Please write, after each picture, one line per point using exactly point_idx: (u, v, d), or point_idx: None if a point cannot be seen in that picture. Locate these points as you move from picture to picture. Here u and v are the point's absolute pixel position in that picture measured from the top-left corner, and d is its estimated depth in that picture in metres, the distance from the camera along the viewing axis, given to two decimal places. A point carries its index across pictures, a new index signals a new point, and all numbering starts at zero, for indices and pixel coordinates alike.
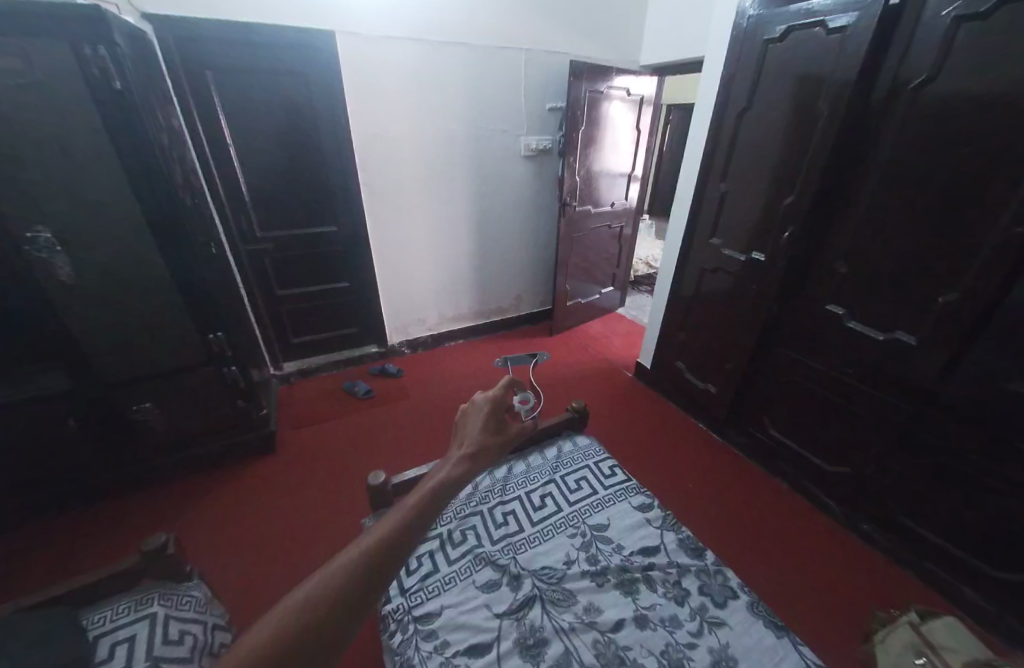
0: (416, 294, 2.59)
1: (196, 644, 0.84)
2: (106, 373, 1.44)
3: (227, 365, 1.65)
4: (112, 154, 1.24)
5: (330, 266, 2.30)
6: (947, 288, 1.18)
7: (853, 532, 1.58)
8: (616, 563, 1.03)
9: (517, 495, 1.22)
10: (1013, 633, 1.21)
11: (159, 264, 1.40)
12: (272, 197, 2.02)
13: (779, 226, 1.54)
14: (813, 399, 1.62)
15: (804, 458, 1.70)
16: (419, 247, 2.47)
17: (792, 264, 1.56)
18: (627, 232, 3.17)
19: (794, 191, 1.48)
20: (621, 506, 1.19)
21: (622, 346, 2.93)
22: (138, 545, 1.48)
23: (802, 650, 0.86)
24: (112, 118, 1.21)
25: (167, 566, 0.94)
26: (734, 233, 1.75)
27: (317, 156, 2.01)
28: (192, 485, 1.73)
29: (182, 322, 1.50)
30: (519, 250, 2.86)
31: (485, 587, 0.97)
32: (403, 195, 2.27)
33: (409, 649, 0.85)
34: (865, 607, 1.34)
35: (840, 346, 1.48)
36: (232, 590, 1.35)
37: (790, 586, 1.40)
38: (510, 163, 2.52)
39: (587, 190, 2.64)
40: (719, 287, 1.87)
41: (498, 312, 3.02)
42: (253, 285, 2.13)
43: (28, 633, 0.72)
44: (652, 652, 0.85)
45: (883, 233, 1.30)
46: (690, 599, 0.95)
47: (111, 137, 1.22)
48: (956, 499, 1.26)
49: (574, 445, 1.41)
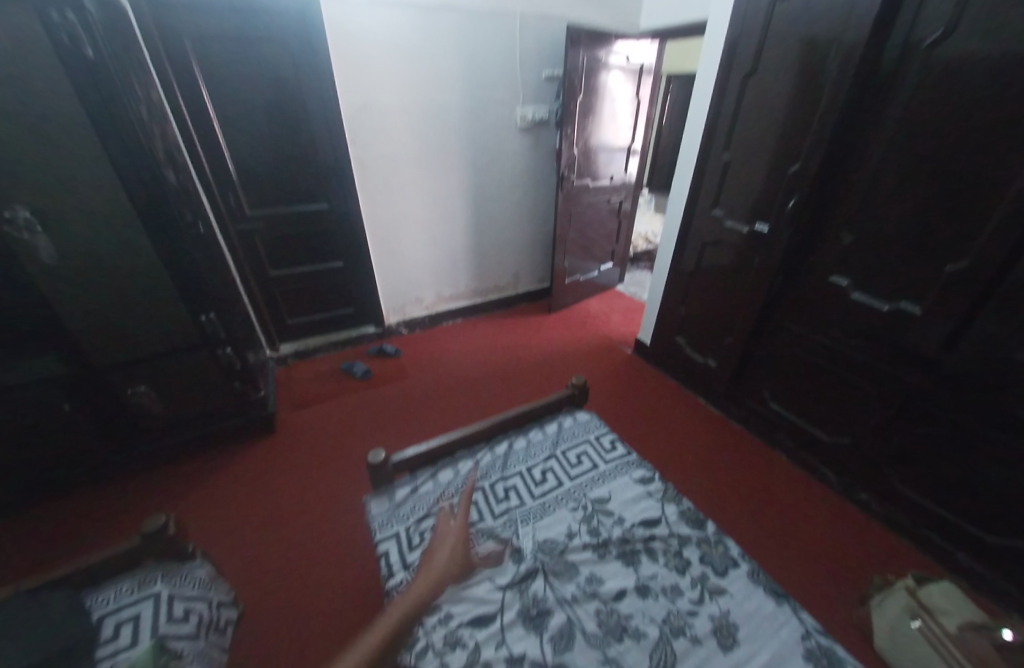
0: (411, 273, 2.55)
1: (201, 622, 0.88)
2: (98, 357, 1.42)
3: (221, 347, 1.63)
4: (89, 131, 1.18)
5: (324, 245, 2.24)
6: (955, 255, 1.15)
7: (851, 502, 1.60)
8: (618, 534, 1.03)
9: (518, 471, 1.22)
10: (1006, 596, 1.24)
11: (144, 244, 1.36)
12: (259, 174, 1.94)
13: (784, 195, 1.50)
14: (814, 371, 1.62)
15: (803, 430, 1.71)
16: (413, 224, 2.41)
17: (796, 235, 1.52)
18: (626, 207, 3.11)
19: (800, 158, 1.42)
20: (621, 479, 1.20)
21: (622, 323, 2.91)
22: (135, 528, 1.49)
23: (802, 615, 0.87)
24: (86, 91, 1.15)
25: (167, 547, 0.93)
26: (737, 203, 1.70)
27: (305, 130, 1.93)
28: (193, 468, 1.73)
29: (172, 304, 1.47)
30: (515, 227, 2.80)
31: (487, 560, 0.98)
32: (396, 171, 2.20)
33: (413, 621, 0.86)
34: (861, 574, 1.37)
35: (842, 317, 1.46)
36: (238, 568, 1.36)
37: (788, 554, 1.43)
38: (505, 136, 2.44)
39: (585, 163, 2.56)
40: (720, 260, 1.84)
41: (496, 290, 2.98)
42: (244, 265, 2.08)
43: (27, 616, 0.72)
44: (654, 620, 0.86)
45: (893, 200, 1.26)
46: (691, 569, 0.96)
47: (86, 112, 1.17)
48: (955, 467, 1.27)
49: (574, 421, 1.41)
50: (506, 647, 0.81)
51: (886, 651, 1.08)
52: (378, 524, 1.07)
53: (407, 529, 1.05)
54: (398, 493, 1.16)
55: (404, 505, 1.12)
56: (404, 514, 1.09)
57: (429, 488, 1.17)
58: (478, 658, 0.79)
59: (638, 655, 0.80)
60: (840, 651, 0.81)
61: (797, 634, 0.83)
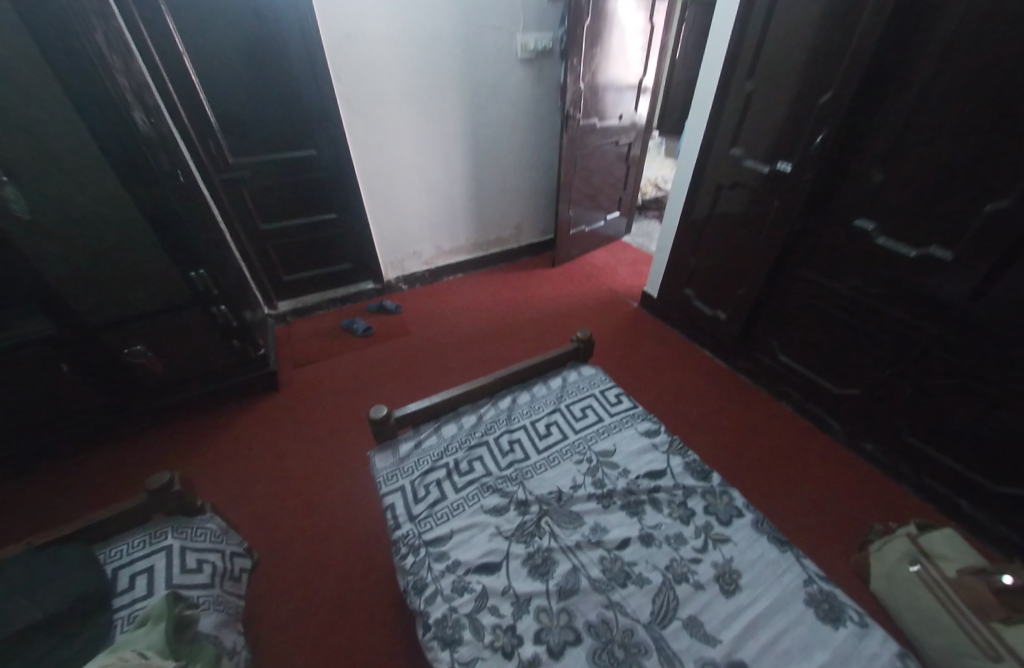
0: (408, 225, 2.44)
1: (214, 571, 0.91)
2: (89, 317, 1.38)
3: (215, 304, 1.58)
4: (46, 69, 1.06)
5: (315, 196, 2.12)
6: (997, 194, 1.05)
7: (855, 452, 1.61)
8: (622, 486, 1.03)
9: (522, 425, 1.21)
10: (1003, 541, 1.26)
11: (119, 196, 1.27)
12: (239, 118, 1.79)
13: (811, 129, 1.36)
14: (828, 322, 1.56)
15: (811, 382, 1.68)
16: (409, 172, 2.27)
17: (821, 175, 1.40)
18: (636, 150, 2.91)
19: (833, 85, 1.27)
20: (627, 431, 1.19)
21: (628, 276, 2.82)
22: (144, 483, 1.53)
23: (805, 563, 0.88)
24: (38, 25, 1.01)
25: (174, 503, 0.93)
26: (758, 141, 1.55)
27: (285, 65, 1.76)
28: (200, 425, 1.75)
29: (157, 260, 1.40)
30: (517, 174, 2.64)
31: (492, 511, 0.98)
32: (386, 111, 2.03)
33: (421, 569, 0.87)
34: (860, 521, 1.39)
35: (864, 265, 1.38)
36: (253, 519, 1.41)
37: (788, 503, 1.45)
38: (504, 70, 2.22)
39: (593, 101, 2.35)
40: (736, 205, 1.72)
41: (498, 243, 2.87)
42: (233, 219, 1.99)
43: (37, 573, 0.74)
44: (657, 567, 0.87)
45: (934, 132, 1.13)
46: (695, 519, 0.96)
47: (40, 48, 1.04)
48: (968, 419, 1.25)
49: (579, 375, 1.38)
50: (512, 593, 0.83)
51: (882, 593, 1.14)
52: (383, 477, 1.08)
53: (412, 483, 1.05)
54: (402, 448, 1.15)
55: (409, 459, 1.12)
56: (409, 468, 1.10)
57: (433, 443, 1.17)
58: (485, 603, 0.81)
59: (641, 599, 0.81)
60: (841, 595, 0.82)
61: (799, 579, 0.84)
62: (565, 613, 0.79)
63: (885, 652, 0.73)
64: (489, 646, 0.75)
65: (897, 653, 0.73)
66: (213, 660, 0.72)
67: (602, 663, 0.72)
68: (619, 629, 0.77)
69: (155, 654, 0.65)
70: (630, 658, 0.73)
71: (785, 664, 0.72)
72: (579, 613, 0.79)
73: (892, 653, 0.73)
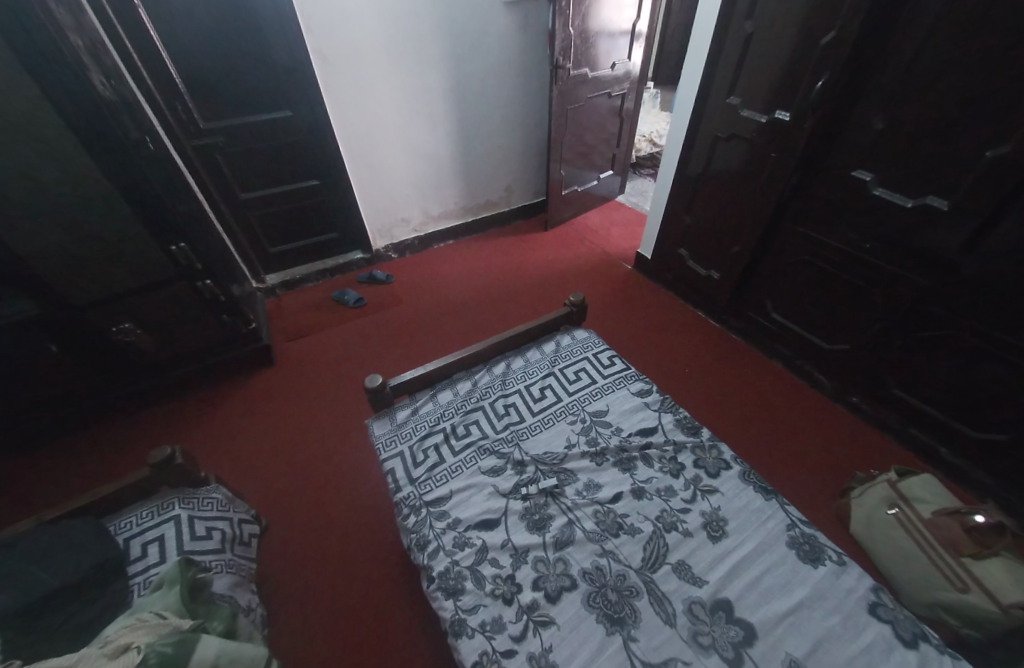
0: (394, 189, 2.35)
1: (224, 537, 0.95)
2: (72, 296, 1.35)
3: (201, 279, 1.55)
4: None
5: (295, 162, 2.03)
6: (998, 140, 1.02)
7: (843, 405, 1.65)
8: (615, 443, 1.07)
9: (517, 389, 1.22)
10: (978, 484, 1.33)
11: (87, 166, 1.20)
12: (206, 77, 1.68)
13: (811, 74, 1.29)
14: (822, 278, 1.55)
15: (802, 339, 1.70)
16: (391, 132, 2.16)
17: (821, 124, 1.35)
18: (629, 103, 2.77)
19: (836, 24, 1.20)
20: (619, 392, 1.21)
21: (622, 237, 2.77)
22: (146, 458, 1.56)
23: (788, 509, 0.92)
24: None
25: (178, 475, 0.96)
26: (756, 88, 1.48)
27: (251, 16, 1.62)
28: (198, 400, 1.76)
29: (134, 234, 1.35)
30: (505, 133, 2.53)
31: (489, 472, 1.01)
32: (363, 65, 1.91)
33: (423, 528, 0.91)
34: (843, 469, 1.46)
35: (859, 218, 1.36)
36: (258, 488, 1.45)
37: (776, 455, 1.51)
38: (488, 16, 2.07)
39: (583, 49, 2.21)
40: (732, 159, 1.67)
41: (488, 207, 2.79)
42: (211, 189, 1.91)
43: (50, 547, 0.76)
44: (648, 518, 0.91)
45: (939, 72, 1.07)
46: (684, 472, 1.00)
47: None
48: (953, 369, 1.28)
49: (573, 338, 1.39)
50: (511, 545, 0.87)
51: (860, 535, 1.21)
52: (382, 443, 1.10)
53: (411, 447, 1.08)
54: (399, 415, 1.17)
55: (406, 425, 1.14)
56: (406, 433, 1.12)
57: (430, 409, 1.19)
58: (485, 556, 0.85)
59: (633, 547, 0.86)
60: (821, 536, 0.87)
61: (782, 524, 0.89)
62: (561, 562, 0.84)
63: (861, 587, 0.78)
64: (490, 594, 0.79)
65: (872, 587, 0.78)
66: (229, 617, 0.76)
67: (596, 606, 0.77)
68: (612, 575, 0.82)
69: (172, 613, 0.69)
70: (622, 600, 0.78)
71: (767, 600, 0.77)
72: (574, 562, 0.84)
73: (867, 588, 0.78)
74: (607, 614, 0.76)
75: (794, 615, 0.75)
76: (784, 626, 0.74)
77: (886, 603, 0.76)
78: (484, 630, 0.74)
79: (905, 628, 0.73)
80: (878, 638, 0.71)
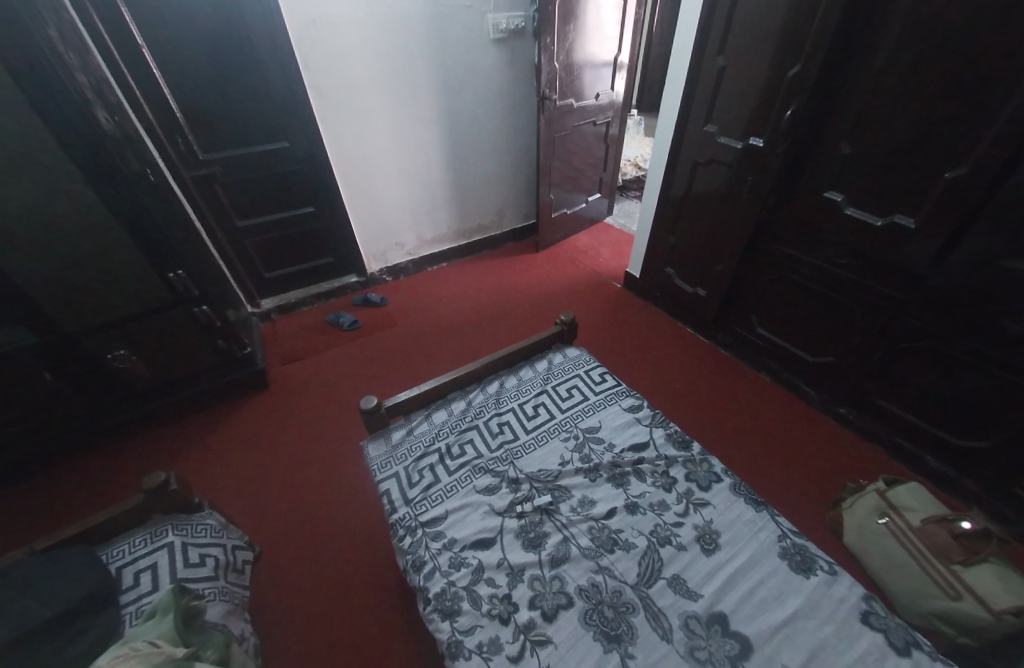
0: (389, 215, 2.42)
1: (217, 564, 0.94)
2: (69, 324, 1.36)
3: (197, 305, 1.57)
4: (6, 73, 1.03)
5: (291, 191, 2.09)
6: (955, 162, 1.10)
7: (831, 416, 1.69)
8: (608, 459, 1.08)
9: (511, 408, 1.24)
10: (966, 491, 1.35)
11: (87, 196, 1.23)
12: (207, 111, 1.74)
13: (781, 103, 1.38)
14: (803, 293, 1.61)
15: (788, 352, 1.75)
16: (386, 161, 2.24)
17: (793, 148, 1.43)
18: (614, 130, 2.90)
19: (801, 59, 1.29)
20: (611, 408, 1.23)
21: (611, 258, 2.84)
22: (138, 485, 1.54)
23: (779, 521, 0.94)
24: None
25: (173, 501, 0.95)
26: (732, 116, 1.56)
27: (252, 56, 1.71)
28: (191, 427, 1.75)
29: (133, 263, 1.38)
30: (495, 159, 2.62)
31: (485, 490, 1.02)
32: (360, 99, 1.99)
33: (420, 549, 0.91)
34: (835, 480, 1.48)
35: (834, 236, 1.42)
36: (249, 516, 1.42)
37: (770, 467, 1.52)
38: (477, 52, 2.19)
39: (568, 81, 2.33)
40: (713, 182, 1.75)
41: (480, 230, 2.86)
42: (209, 218, 1.96)
43: (38, 579, 0.75)
44: (642, 532, 0.92)
45: (898, 101, 1.15)
46: (677, 486, 1.01)
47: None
48: (934, 377, 1.32)
49: (564, 356, 1.42)
50: (507, 564, 0.87)
51: (853, 546, 1.22)
52: (378, 465, 1.11)
53: (406, 468, 1.09)
54: (395, 435, 1.18)
55: (402, 445, 1.15)
56: (402, 455, 1.13)
57: (425, 429, 1.20)
58: (482, 576, 0.85)
59: (628, 562, 0.87)
60: (813, 546, 0.89)
61: (773, 535, 0.90)
62: (557, 580, 0.84)
63: (853, 595, 0.79)
64: (487, 614, 0.79)
65: (863, 596, 0.79)
66: (223, 645, 0.76)
67: (593, 623, 0.77)
68: (608, 591, 0.82)
69: (165, 642, 0.68)
70: (618, 616, 0.78)
71: (761, 612, 0.78)
72: (570, 579, 0.84)
73: (859, 596, 0.79)
74: (604, 632, 0.76)
75: (789, 626, 0.76)
76: (779, 638, 0.74)
77: (878, 611, 0.77)
78: (482, 650, 0.74)
79: (897, 635, 0.74)
80: (871, 646, 0.72)
